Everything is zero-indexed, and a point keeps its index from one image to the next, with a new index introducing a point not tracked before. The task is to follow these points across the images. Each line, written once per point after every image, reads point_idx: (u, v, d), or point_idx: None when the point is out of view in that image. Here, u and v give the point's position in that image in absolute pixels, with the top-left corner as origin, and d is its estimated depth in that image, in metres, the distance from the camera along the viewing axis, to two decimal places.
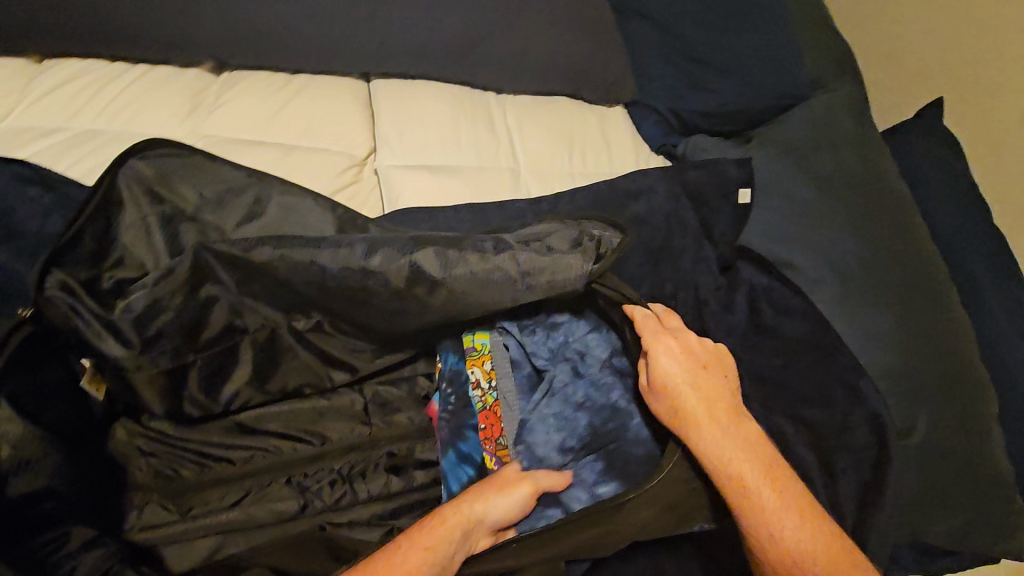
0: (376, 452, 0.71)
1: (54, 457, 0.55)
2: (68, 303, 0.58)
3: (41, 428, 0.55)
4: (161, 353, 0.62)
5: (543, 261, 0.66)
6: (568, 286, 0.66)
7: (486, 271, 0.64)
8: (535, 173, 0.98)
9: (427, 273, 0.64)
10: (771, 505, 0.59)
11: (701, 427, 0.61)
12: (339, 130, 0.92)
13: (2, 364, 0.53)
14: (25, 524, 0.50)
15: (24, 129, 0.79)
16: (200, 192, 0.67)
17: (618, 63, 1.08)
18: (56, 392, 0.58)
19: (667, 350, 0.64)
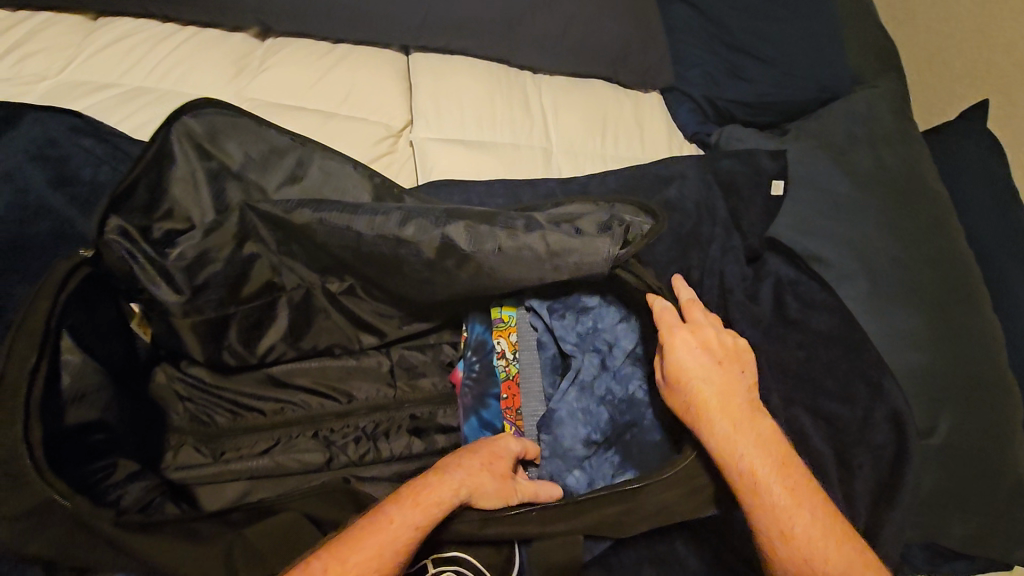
0: (400, 413, 0.73)
1: (106, 393, 0.57)
2: (124, 247, 0.60)
3: (95, 364, 0.57)
4: (207, 301, 0.65)
5: (573, 241, 0.63)
6: (593, 269, 0.63)
7: (514, 250, 0.63)
8: (567, 153, 0.98)
9: (458, 247, 0.63)
10: (785, 503, 0.56)
11: (716, 420, 0.58)
12: (377, 101, 0.93)
13: (65, 300, 0.54)
14: (81, 451, 0.53)
15: (80, 83, 0.82)
16: (245, 151, 0.69)
17: (658, 48, 1.07)
18: (109, 332, 0.60)
19: (687, 343, 0.61)
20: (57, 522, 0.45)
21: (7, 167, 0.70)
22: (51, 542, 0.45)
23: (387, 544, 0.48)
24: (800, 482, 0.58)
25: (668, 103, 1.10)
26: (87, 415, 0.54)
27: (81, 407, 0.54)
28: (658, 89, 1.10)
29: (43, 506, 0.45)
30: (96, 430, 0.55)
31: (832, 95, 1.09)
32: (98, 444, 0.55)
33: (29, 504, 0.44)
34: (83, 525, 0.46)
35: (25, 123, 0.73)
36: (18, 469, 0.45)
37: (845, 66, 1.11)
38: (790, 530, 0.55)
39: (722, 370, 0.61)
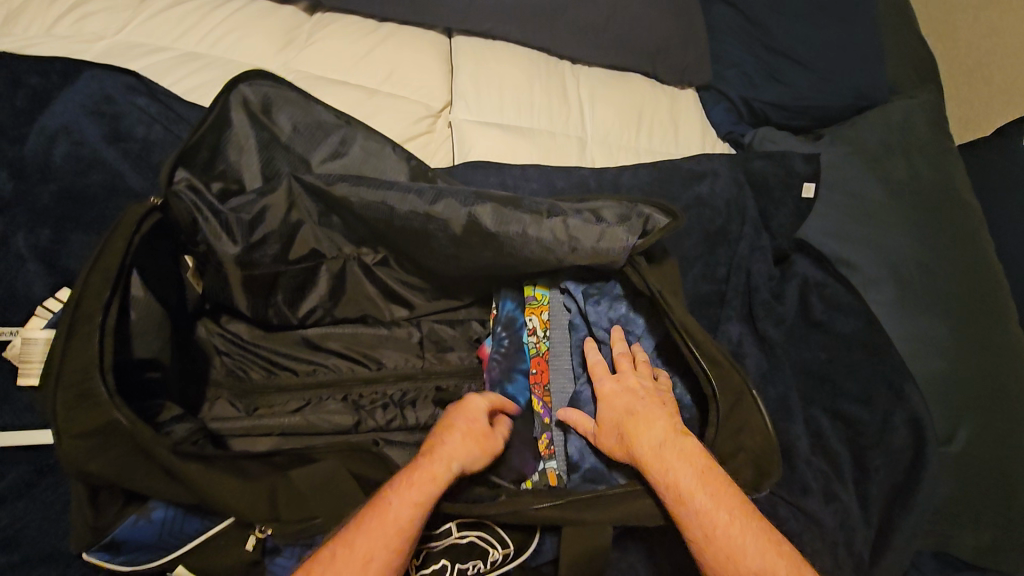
0: (428, 384, 0.74)
1: (157, 338, 0.60)
2: (192, 200, 0.63)
3: (154, 307, 0.60)
4: (263, 256, 0.67)
5: (592, 228, 0.64)
6: (611, 255, 0.63)
7: (536, 233, 0.63)
8: (601, 143, 0.99)
9: (483, 226, 0.63)
10: (702, 508, 0.51)
11: (628, 444, 0.57)
12: (419, 81, 0.95)
13: (138, 245, 0.57)
14: (137, 386, 0.56)
15: (135, 45, 0.85)
16: (294, 124, 0.71)
17: (698, 46, 1.08)
18: (168, 282, 0.63)
19: (608, 388, 0.63)
20: (121, 441, 0.48)
21: (65, 120, 0.73)
22: (113, 461, 0.48)
23: (388, 527, 0.48)
24: (724, 488, 0.52)
25: (703, 102, 1.11)
26: (144, 352, 0.58)
27: (141, 342, 0.58)
28: (695, 87, 1.11)
29: (109, 425, 0.48)
30: (150, 367, 0.59)
31: (869, 103, 1.09)
32: (152, 381, 0.59)
33: (97, 422, 0.48)
34: (144, 449, 0.48)
35: (83, 79, 0.75)
36: (91, 388, 0.48)
37: (884, 75, 1.11)
38: (713, 540, 0.50)
39: (639, 399, 0.60)
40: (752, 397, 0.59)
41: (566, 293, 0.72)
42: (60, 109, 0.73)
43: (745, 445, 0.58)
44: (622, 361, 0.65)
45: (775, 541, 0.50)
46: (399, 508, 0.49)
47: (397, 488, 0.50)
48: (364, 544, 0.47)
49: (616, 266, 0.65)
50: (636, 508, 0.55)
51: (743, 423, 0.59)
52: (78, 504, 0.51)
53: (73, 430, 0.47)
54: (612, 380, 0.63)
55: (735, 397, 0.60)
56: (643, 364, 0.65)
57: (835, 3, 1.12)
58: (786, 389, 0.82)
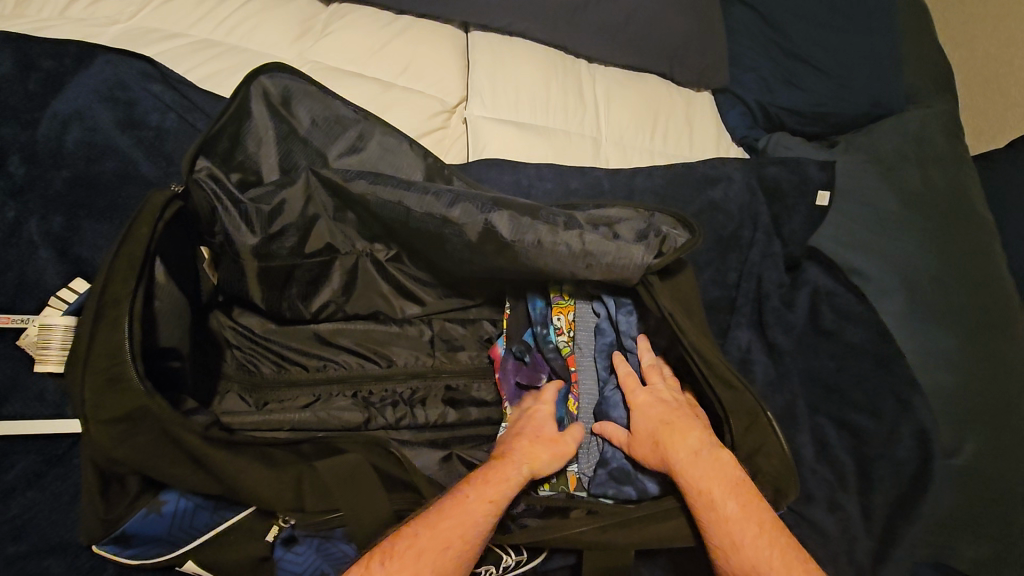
0: (437, 383, 0.74)
1: (178, 327, 0.59)
2: (213, 189, 0.63)
3: (177, 295, 0.59)
4: (279, 249, 0.66)
5: (608, 243, 0.61)
6: (625, 273, 0.61)
7: (552, 244, 0.61)
8: (615, 144, 0.99)
9: (499, 235, 0.62)
10: (731, 517, 0.52)
11: (661, 453, 0.57)
12: (435, 76, 0.94)
13: (163, 231, 0.56)
14: (161, 373, 0.56)
15: (149, 30, 0.83)
16: (312, 118, 0.70)
17: (715, 48, 1.07)
18: (187, 271, 0.62)
19: (640, 399, 0.62)
20: (149, 427, 0.48)
21: (77, 106, 0.71)
22: (140, 446, 0.48)
23: (464, 519, 0.50)
24: (755, 501, 0.53)
25: (719, 105, 1.10)
26: (166, 341, 0.57)
27: (166, 330, 0.58)
28: (711, 89, 1.10)
29: (140, 411, 0.47)
30: (172, 356, 0.58)
31: (886, 111, 1.08)
32: (173, 370, 0.58)
33: (127, 408, 0.47)
34: (169, 436, 0.48)
35: (97, 63, 0.74)
36: (121, 373, 0.48)
37: (902, 83, 1.10)
38: (739, 549, 0.51)
39: (672, 411, 0.60)
40: (767, 419, 0.57)
41: (596, 300, 0.70)
42: (74, 94, 0.72)
43: (761, 467, 0.57)
44: (651, 375, 0.64)
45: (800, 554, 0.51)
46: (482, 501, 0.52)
47: (475, 484, 0.53)
48: (448, 526, 0.50)
49: (629, 284, 0.63)
50: (670, 526, 0.55)
51: (759, 443, 0.58)
52: (89, 495, 0.50)
53: (101, 416, 0.47)
54: (644, 392, 0.63)
55: (750, 420, 0.58)
56: (672, 380, 0.65)
57: (854, 9, 1.11)
58: (795, 398, 0.82)
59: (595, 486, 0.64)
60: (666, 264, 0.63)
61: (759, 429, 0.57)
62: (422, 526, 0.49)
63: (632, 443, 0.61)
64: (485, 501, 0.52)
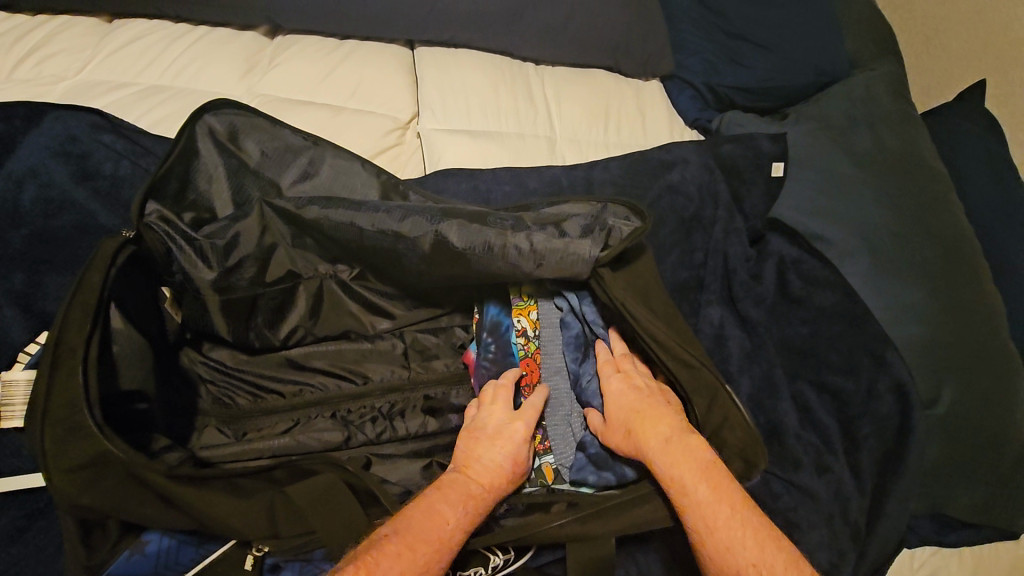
0: (415, 394, 0.75)
1: (142, 369, 0.60)
2: (164, 230, 0.63)
3: (139, 339, 0.60)
4: (240, 279, 0.67)
5: (556, 241, 0.63)
6: (575, 269, 0.63)
7: (501, 249, 0.62)
8: (570, 141, 1.00)
9: (451, 244, 0.63)
10: (703, 501, 0.52)
11: (634, 442, 0.58)
12: (385, 95, 0.96)
13: (116, 278, 0.57)
14: (126, 418, 0.57)
15: (97, 83, 0.85)
16: (262, 149, 0.71)
17: (658, 37, 1.09)
18: (148, 313, 0.63)
19: (613, 388, 0.63)
20: (115, 471, 0.49)
21: (31, 164, 0.73)
22: (107, 492, 0.49)
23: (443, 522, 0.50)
24: (727, 483, 0.53)
25: (668, 91, 1.12)
26: (129, 384, 0.58)
27: (127, 373, 0.58)
28: (659, 77, 1.12)
29: (102, 455, 0.48)
30: (138, 398, 0.59)
31: (830, 79, 1.11)
32: (141, 412, 0.59)
33: (90, 454, 0.48)
34: (134, 476, 0.49)
35: (47, 121, 0.75)
36: (79, 421, 0.48)
37: (843, 50, 1.13)
38: (713, 532, 0.51)
39: (644, 397, 0.60)
40: (727, 393, 0.58)
41: (559, 298, 0.70)
42: (26, 153, 0.73)
43: (728, 440, 0.58)
44: (621, 360, 0.65)
45: (774, 533, 0.51)
46: (456, 512, 0.51)
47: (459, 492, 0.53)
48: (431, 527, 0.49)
49: (582, 279, 0.64)
50: (649, 509, 0.56)
51: (723, 417, 0.58)
52: (69, 542, 0.51)
53: (63, 463, 0.48)
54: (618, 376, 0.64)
55: (712, 394, 0.59)
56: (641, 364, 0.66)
57: None
58: (772, 367, 0.83)
59: (576, 471, 0.65)
60: (614, 255, 0.64)
61: (721, 403, 0.58)
62: (408, 546, 0.47)
63: (603, 429, 0.63)
64: (460, 515, 0.51)
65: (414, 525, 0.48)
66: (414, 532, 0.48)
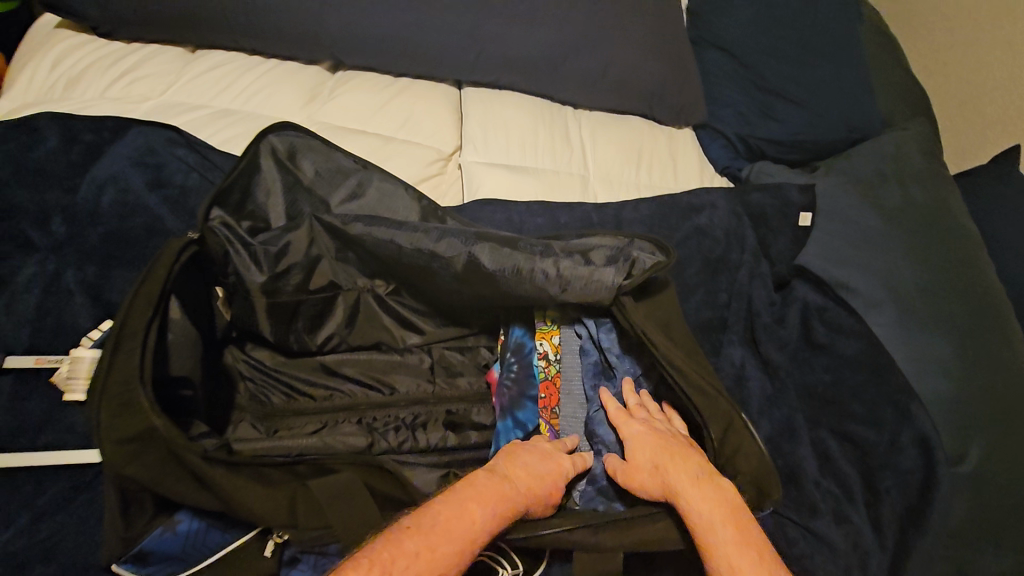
0: (438, 408, 0.78)
1: (190, 359, 0.65)
2: (224, 234, 0.68)
3: (190, 330, 0.65)
4: (286, 285, 0.72)
5: (580, 269, 0.66)
6: (596, 295, 0.67)
7: (528, 272, 0.66)
8: (602, 180, 1.05)
9: (481, 265, 0.67)
10: (728, 543, 0.51)
11: (658, 482, 0.58)
12: (431, 129, 1.03)
13: (178, 273, 0.63)
14: (171, 402, 0.61)
15: (176, 104, 0.94)
16: (316, 169, 0.78)
17: (692, 90, 1.15)
18: (201, 308, 0.68)
19: (635, 428, 0.63)
20: (159, 447, 0.52)
21: (112, 171, 0.81)
22: (147, 466, 0.52)
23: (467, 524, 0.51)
24: (753, 529, 0.52)
25: (701, 139, 1.16)
26: (178, 371, 0.63)
27: (177, 360, 0.63)
28: (692, 126, 1.17)
29: (148, 430, 0.52)
30: (183, 385, 0.63)
31: (861, 136, 1.14)
32: (183, 398, 0.63)
33: (137, 429, 0.52)
34: (175, 454, 0.52)
35: (131, 134, 0.84)
36: (132, 398, 0.53)
37: (876, 109, 1.16)
38: None
39: (668, 439, 0.61)
40: (742, 422, 0.60)
41: (580, 325, 0.74)
42: (109, 161, 0.81)
43: (741, 469, 0.59)
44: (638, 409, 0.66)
45: None
46: (486, 521, 0.52)
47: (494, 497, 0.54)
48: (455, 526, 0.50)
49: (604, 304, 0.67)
50: (657, 529, 0.57)
51: (735, 447, 0.60)
52: (110, 515, 0.54)
53: (109, 432, 0.51)
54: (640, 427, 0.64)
55: (727, 423, 0.61)
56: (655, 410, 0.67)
57: (822, 46, 1.19)
58: (791, 411, 0.83)
59: (586, 502, 0.67)
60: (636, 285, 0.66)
61: (736, 432, 0.60)
62: (425, 545, 0.48)
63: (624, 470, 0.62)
64: (490, 520, 0.52)
65: (441, 534, 0.49)
66: (434, 531, 0.49)
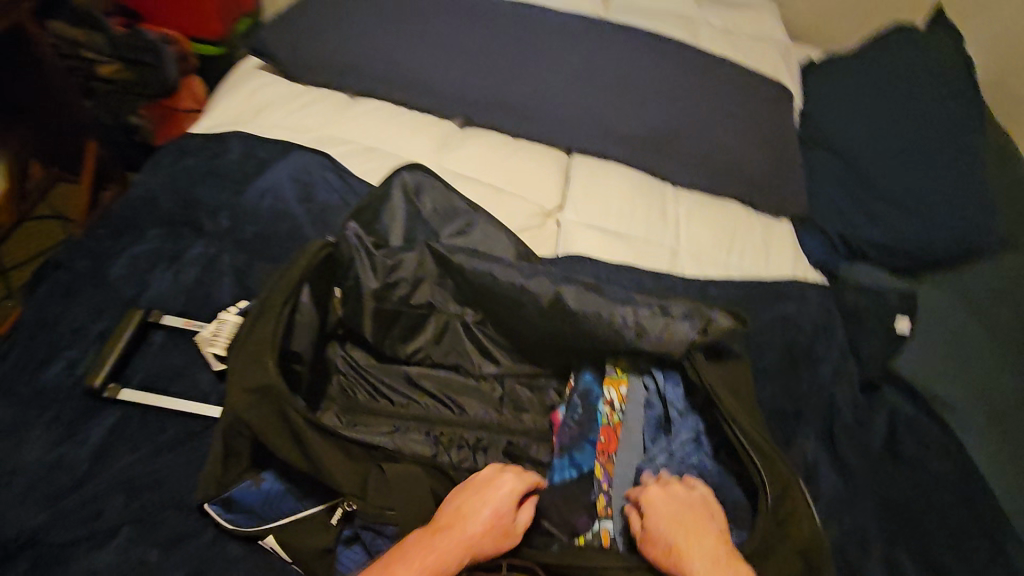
0: (501, 437, 0.81)
1: (306, 341, 0.74)
2: (355, 242, 0.80)
3: (313, 316, 0.75)
4: (393, 296, 0.82)
5: (657, 320, 0.71)
6: (670, 347, 0.70)
7: (607, 315, 0.72)
8: (692, 255, 1.08)
9: (564, 302, 0.74)
10: None
11: (675, 560, 0.59)
12: (539, 186, 1.13)
13: (314, 265, 0.75)
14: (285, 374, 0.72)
15: (332, 137, 1.12)
16: (434, 205, 0.90)
17: (794, 185, 1.18)
18: (323, 300, 0.79)
19: (654, 497, 0.64)
20: (271, 402, 0.61)
21: (274, 183, 0.97)
22: (259, 416, 0.61)
23: None
24: None
25: (800, 234, 1.16)
26: (296, 347, 0.73)
27: (298, 338, 0.73)
28: (791, 217, 1.18)
29: (266, 386, 0.60)
30: (295, 361, 0.73)
31: (975, 254, 1.10)
32: (292, 372, 0.73)
33: (258, 382, 0.60)
34: (282, 412, 0.61)
35: (295, 156, 1.01)
36: (263, 356, 0.62)
37: (995, 226, 1.11)
38: None
39: (687, 514, 0.62)
40: (798, 487, 0.62)
41: (647, 378, 0.76)
42: (274, 175, 0.98)
43: (794, 535, 0.60)
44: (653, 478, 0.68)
45: None
46: None
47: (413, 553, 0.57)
48: None
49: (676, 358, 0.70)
50: None
51: (791, 509, 0.61)
52: (213, 457, 0.63)
53: (240, 381, 0.61)
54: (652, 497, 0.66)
55: (784, 487, 0.62)
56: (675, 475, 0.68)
57: (947, 153, 1.15)
58: (865, 519, 0.78)
59: None
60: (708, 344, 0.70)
61: (792, 497, 0.62)
62: None
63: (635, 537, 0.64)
64: None
65: None
66: None
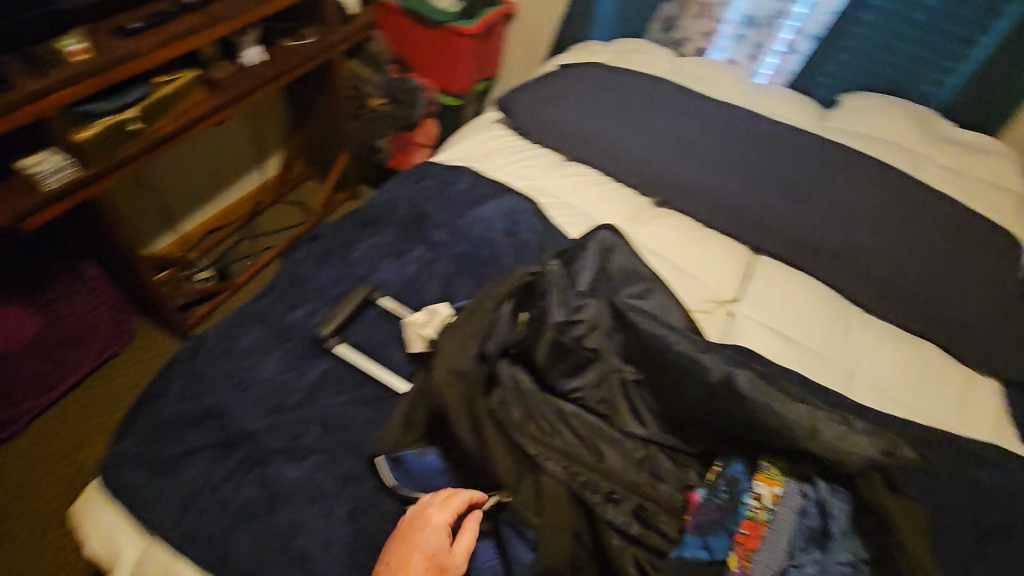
0: (635, 499, 0.77)
1: (495, 347, 0.85)
2: (557, 277, 0.92)
3: (508, 330, 0.88)
4: (571, 329, 0.88)
5: (835, 428, 0.72)
6: (845, 456, 0.70)
7: (784, 407, 0.74)
8: (871, 384, 1.01)
9: (737, 382, 0.77)
10: None
11: None
12: (718, 275, 1.16)
13: (523, 292, 0.91)
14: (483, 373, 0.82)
15: (541, 188, 1.27)
16: (621, 266, 1.00)
17: (1013, 343, 1.05)
18: (514, 318, 0.89)
19: None
20: (461, 383, 0.78)
21: (489, 215, 1.14)
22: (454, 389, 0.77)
23: None
24: None
25: (1006, 399, 1.04)
26: (487, 349, 0.84)
27: (490, 342, 0.85)
28: (1000, 379, 1.06)
29: (461, 369, 0.79)
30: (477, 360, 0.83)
31: None
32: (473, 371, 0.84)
33: (460, 365, 0.79)
34: (468, 392, 0.78)
35: (511, 199, 1.17)
36: (468, 346, 0.82)
37: None
38: None
39: None
40: None
41: (805, 484, 0.73)
42: (490, 209, 1.15)
43: None
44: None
45: None
46: None
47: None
48: None
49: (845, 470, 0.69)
50: None
51: None
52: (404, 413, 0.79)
53: (445, 359, 0.80)
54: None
55: None
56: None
57: None
58: None
59: None
60: (886, 464, 0.69)
61: None
62: None
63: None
64: None
65: None
66: None
